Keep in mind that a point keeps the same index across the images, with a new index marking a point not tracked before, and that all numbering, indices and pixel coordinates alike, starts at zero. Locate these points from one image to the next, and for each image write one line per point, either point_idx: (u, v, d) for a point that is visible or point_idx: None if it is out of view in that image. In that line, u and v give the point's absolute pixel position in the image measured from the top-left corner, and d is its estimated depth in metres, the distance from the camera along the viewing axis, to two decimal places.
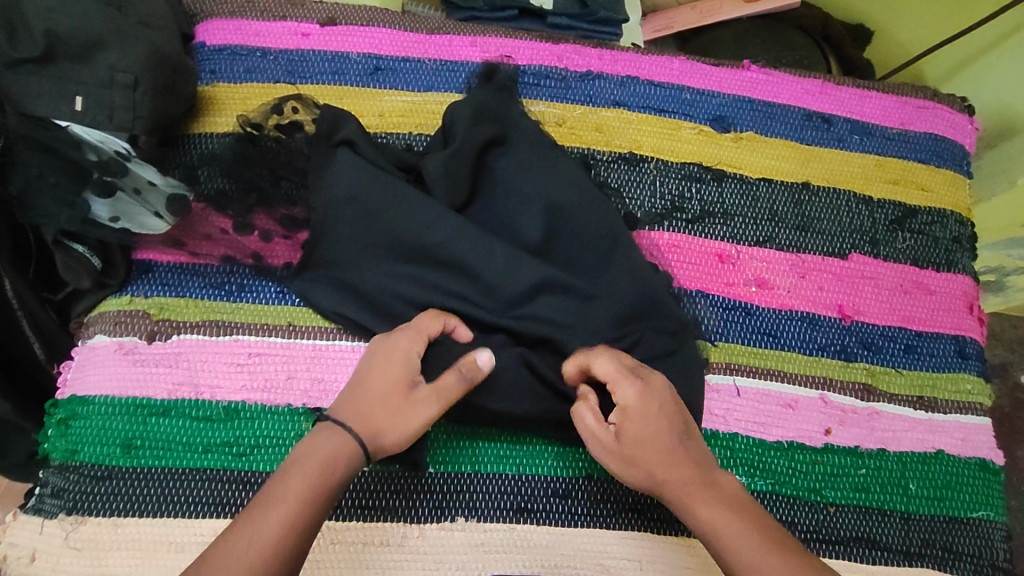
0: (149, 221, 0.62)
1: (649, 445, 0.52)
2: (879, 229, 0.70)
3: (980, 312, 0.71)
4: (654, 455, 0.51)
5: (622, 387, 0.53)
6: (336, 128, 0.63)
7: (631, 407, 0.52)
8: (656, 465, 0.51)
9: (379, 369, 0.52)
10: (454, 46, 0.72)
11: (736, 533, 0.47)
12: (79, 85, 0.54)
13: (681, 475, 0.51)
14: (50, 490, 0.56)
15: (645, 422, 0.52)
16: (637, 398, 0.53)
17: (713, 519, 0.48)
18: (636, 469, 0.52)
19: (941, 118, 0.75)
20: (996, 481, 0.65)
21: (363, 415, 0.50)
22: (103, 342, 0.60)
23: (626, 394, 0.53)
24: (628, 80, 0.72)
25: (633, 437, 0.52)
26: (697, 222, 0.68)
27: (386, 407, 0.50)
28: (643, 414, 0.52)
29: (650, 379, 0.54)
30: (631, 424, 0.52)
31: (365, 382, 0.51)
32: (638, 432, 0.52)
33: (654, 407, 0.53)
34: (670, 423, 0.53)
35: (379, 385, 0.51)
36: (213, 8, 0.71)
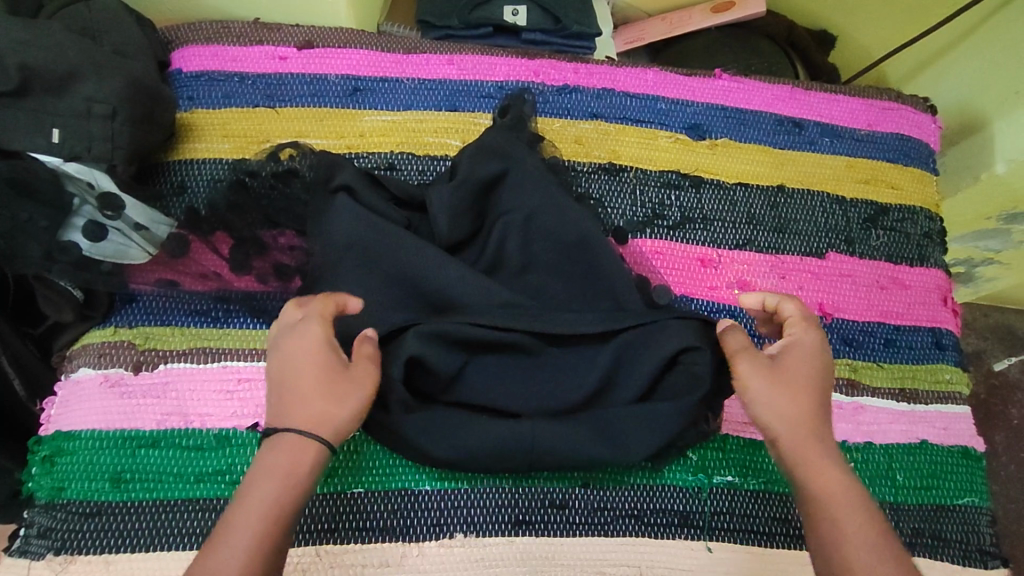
0: (129, 251, 0.60)
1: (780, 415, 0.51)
2: (854, 227, 0.72)
3: (954, 303, 0.73)
4: (810, 400, 0.52)
5: (808, 330, 0.55)
6: (333, 174, 0.63)
7: (806, 350, 0.54)
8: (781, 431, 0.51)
9: (294, 357, 0.50)
10: (432, 65, 0.72)
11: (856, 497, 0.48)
12: (55, 117, 0.56)
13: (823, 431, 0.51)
14: (36, 531, 0.55)
15: (805, 372, 0.53)
16: (811, 344, 0.54)
17: (835, 480, 0.48)
18: (784, 399, 0.51)
19: (905, 118, 0.78)
20: (979, 468, 0.67)
21: (310, 416, 0.48)
22: (88, 374, 0.59)
23: (810, 336, 0.55)
24: (604, 92, 0.74)
25: (788, 376, 0.52)
26: (679, 229, 0.69)
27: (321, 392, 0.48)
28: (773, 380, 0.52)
29: (815, 329, 0.55)
30: (798, 362, 0.53)
31: (290, 378, 0.49)
32: (791, 370, 0.53)
33: (815, 362, 0.54)
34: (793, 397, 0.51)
35: (307, 379, 0.49)
36: (188, 35, 0.71)
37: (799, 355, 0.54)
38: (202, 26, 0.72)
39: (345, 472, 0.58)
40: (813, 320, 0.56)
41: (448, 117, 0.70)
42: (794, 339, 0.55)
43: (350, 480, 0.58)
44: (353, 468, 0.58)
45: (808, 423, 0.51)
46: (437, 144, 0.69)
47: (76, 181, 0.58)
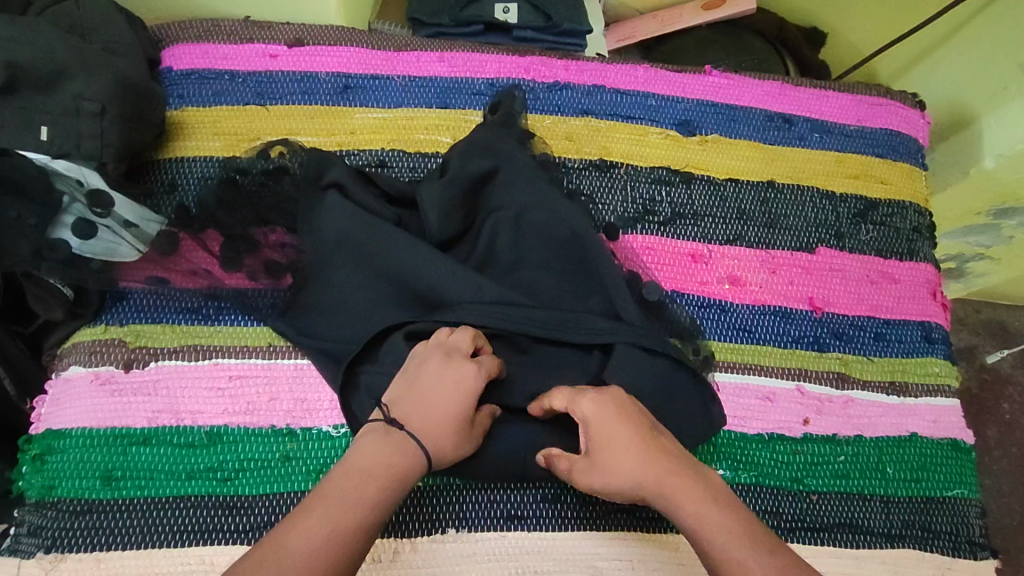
0: (121, 249, 0.60)
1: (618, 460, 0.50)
2: (843, 222, 0.73)
3: (943, 297, 0.74)
4: (645, 459, 0.50)
5: (586, 400, 0.52)
6: (323, 170, 0.63)
7: (595, 421, 0.52)
8: (628, 470, 0.50)
9: (448, 395, 0.51)
10: (423, 63, 0.72)
11: (725, 517, 0.47)
12: (44, 114, 0.56)
13: (669, 473, 0.50)
14: (27, 529, 0.55)
15: (621, 436, 0.51)
16: (597, 408, 0.52)
17: (699, 517, 0.48)
18: (623, 478, 0.50)
19: (894, 114, 0.79)
20: (968, 460, 0.67)
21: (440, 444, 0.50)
22: (78, 373, 0.59)
23: (588, 404, 0.52)
24: (595, 89, 0.74)
25: (607, 462, 0.51)
26: (669, 224, 0.69)
27: (455, 434, 0.51)
28: (602, 424, 0.52)
29: (613, 389, 0.54)
30: (603, 435, 0.51)
31: (434, 404, 0.51)
32: (602, 444, 0.51)
33: (618, 422, 0.51)
34: (633, 425, 0.52)
35: (447, 418, 0.51)
36: (179, 33, 0.71)
37: (597, 428, 0.51)
38: (192, 24, 0.71)
39: None
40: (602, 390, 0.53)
41: (440, 114, 0.70)
42: (585, 419, 0.52)
43: None
44: None
45: (653, 483, 0.49)
46: (429, 141, 0.69)
47: (66, 180, 0.59)
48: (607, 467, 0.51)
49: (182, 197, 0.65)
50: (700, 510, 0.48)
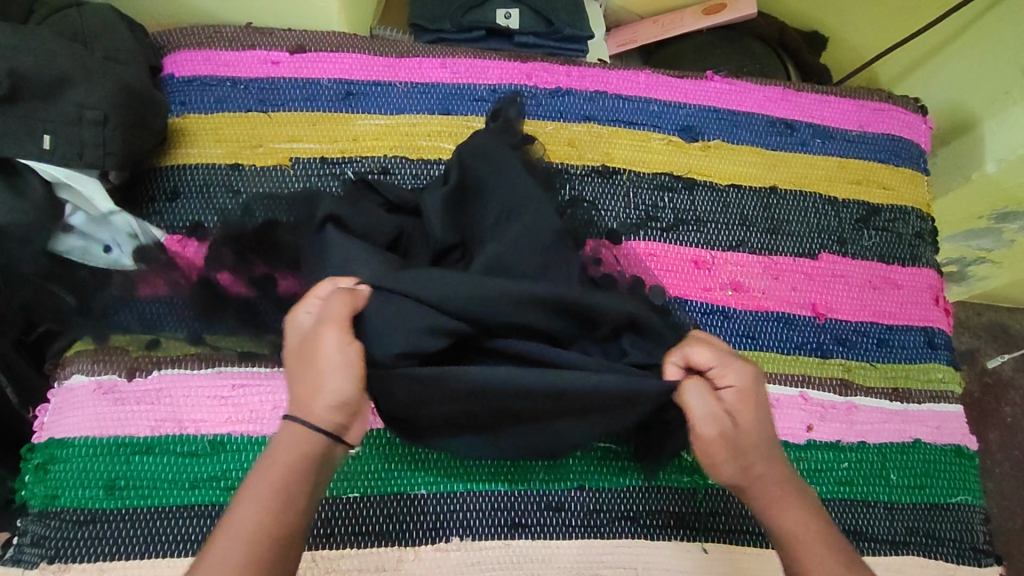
0: (121, 258, 0.60)
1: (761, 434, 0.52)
2: (846, 228, 0.73)
3: (946, 303, 0.74)
4: (763, 450, 0.53)
5: (731, 372, 0.53)
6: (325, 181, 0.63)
7: (745, 392, 0.52)
8: (757, 453, 0.52)
9: (295, 355, 0.50)
10: (425, 69, 0.72)
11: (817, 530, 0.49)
12: (45, 123, 0.56)
13: (780, 475, 0.52)
14: (30, 539, 0.55)
15: (757, 417, 0.53)
16: (746, 383, 0.53)
17: (797, 520, 0.50)
18: (733, 459, 0.52)
19: (896, 119, 0.79)
20: (972, 466, 0.67)
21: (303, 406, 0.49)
22: (81, 381, 0.58)
23: (734, 376, 0.53)
24: (597, 95, 0.74)
25: (737, 435, 0.52)
26: (672, 231, 0.69)
27: (301, 389, 0.49)
28: (746, 400, 0.52)
29: (757, 368, 0.54)
30: (739, 412, 0.52)
31: (297, 368, 0.49)
32: (741, 421, 0.52)
33: (757, 404, 0.53)
34: (769, 415, 0.53)
35: (304, 371, 0.49)
36: (180, 39, 0.71)
37: (740, 402, 0.52)
38: (194, 30, 0.71)
39: (340, 477, 0.58)
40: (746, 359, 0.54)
41: (442, 120, 0.70)
42: (732, 390, 0.52)
43: (345, 485, 0.57)
44: (348, 473, 0.58)
45: (760, 475, 0.52)
46: (431, 147, 0.69)
47: (71, 189, 0.59)
48: (731, 441, 0.52)
49: (184, 204, 0.65)
50: (794, 514, 0.50)
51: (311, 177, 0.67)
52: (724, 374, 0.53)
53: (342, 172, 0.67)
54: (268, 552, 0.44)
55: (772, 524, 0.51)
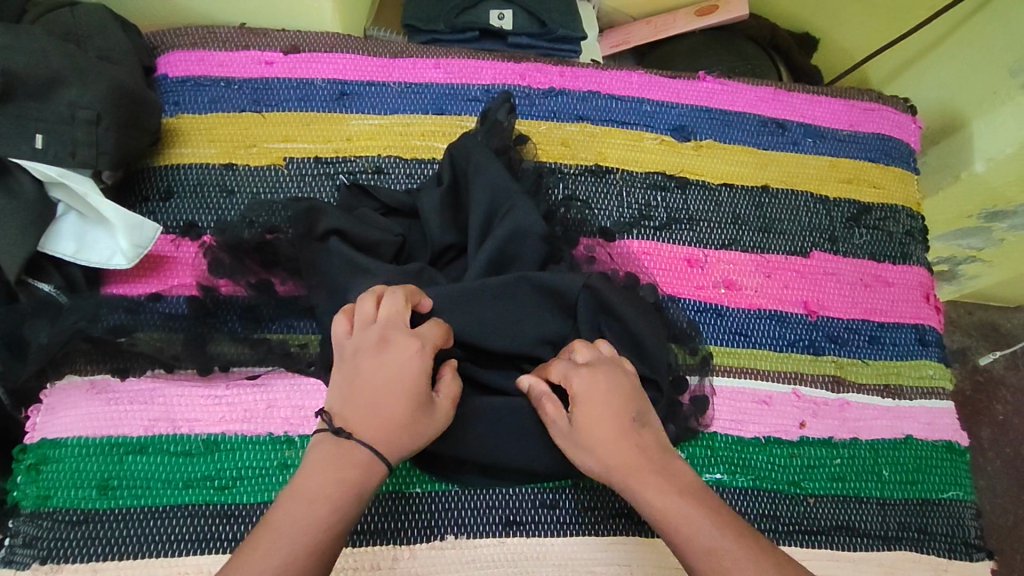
0: (114, 258, 0.60)
1: (607, 429, 0.52)
2: (837, 226, 0.73)
3: (936, 300, 0.74)
4: (625, 439, 0.51)
5: (578, 375, 0.53)
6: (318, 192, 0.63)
7: (585, 394, 0.53)
8: (611, 447, 0.51)
9: (383, 381, 0.50)
10: (419, 69, 0.73)
11: (696, 513, 0.47)
12: (39, 123, 0.56)
13: (641, 462, 0.50)
14: (21, 540, 0.55)
15: (606, 413, 0.52)
16: (591, 385, 0.53)
17: (671, 508, 0.48)
18: (598, 455, 0.51)
19: (887, 119, 0.79)
20: (963, 462, 0.68)
21: (389, 438, 0.49)
22: (73, 381, 0.58)
23: (579, 380, 0.53)
24: (590, 95, 0.74)
25: (585, 436, 0.52)
26: (665, 229, 0.70)
27: (389, 421, 0.49)
28: (591, 398, 0.52)
29: (604, 368, 0.54)
30: (586, 414, 0.52)
31: (377, 397, 0.50)
32: (589, 422, 0.52)
33: (602, 403, 0.52)
34: (622, 410, 0.52)
35: (391, 402, 0.50)
36: (173, 40, 0.71)
37: (583, 405, 0.52)
38: (188, 31, 0.72)
39: None
40: (595, 362, 0.54)
41: (435, 120, 0.70)
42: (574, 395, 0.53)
43: None
44: None
45: (624, 466, 0.50)
46: (425, 147, 0.69)
47: (64, 189, 0.58)
48: (591, 440, 0.52)
49: (178, 204, 0.65)
50: (664, 500, 0.48)
51: (304, 176, 0.67)
52: (573, 377, 0.53)
53: (336, 172, 0.67)
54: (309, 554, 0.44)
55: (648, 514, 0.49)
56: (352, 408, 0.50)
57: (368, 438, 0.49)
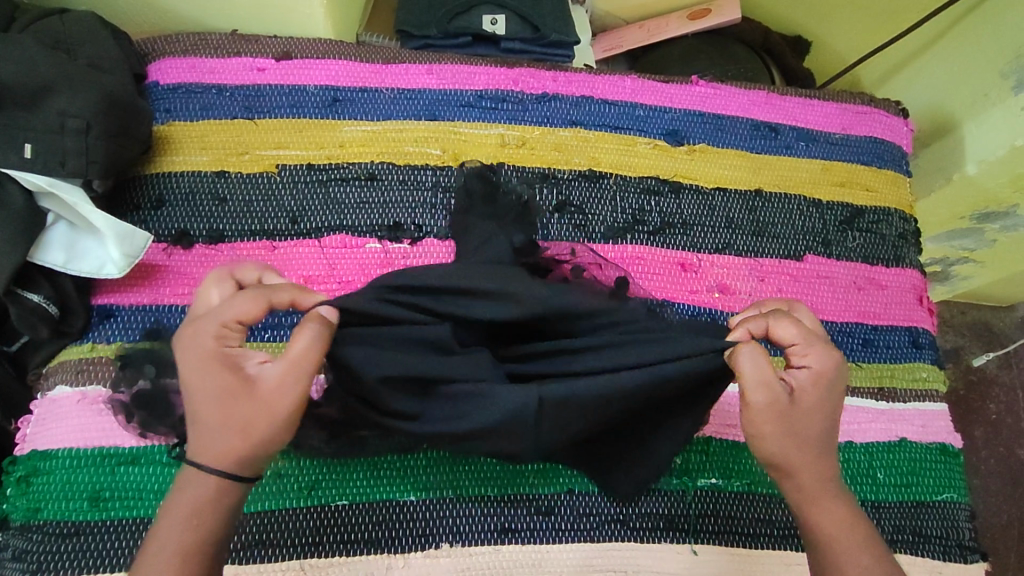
0: (107, 267, 0.59)
1: (814, 421, 0.49)
2: (830, 229, 0.73)
3: (929, 303, 0.75)
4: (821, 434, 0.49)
5: (814, 353, 0.50)
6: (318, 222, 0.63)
7: (810, 382, 0.49)
8: (800, 441, 0.49)
9: (193, 377, 0.46)
10: (411, 75, 0.73)
11: (856, 526, 0.49)
12: (27, 132, 0.56)
13: (821, 464, 0.49)
14: (11, 554, 0.54)
15: (825, 409, 0.50)
16: (824, 370, 0.49)
17: (834, 518, 0.49)
18: (784, 441, 0.49)
19: (878, 121, 0.80)
20: (957, 463, 0.68)
21: (210, 442, 0.45)
22: (65, 393, 0.58)
23: (816, 359, 0.50)
24: (583, 100, 0.74)
25: (797, 419, 0.49)
26: (658, 234, 0.70)
27: (203, 423, 0.45)
28: (818, 388, 0.49)
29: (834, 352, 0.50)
30: (806, 395, 0.49)
31: (190, 398, 0.46)
32: (810, 408, 0.49)
33: (831, 390, 0.50)
34: (832, 407, 0.50)
35: (202, 400, 0.45)
36: (165, 47, 0.71)
37: (814, 386, 0.49)
38: (179, 38, 0.71)
39: (329, 485, 0.57)
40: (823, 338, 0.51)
41: (428, 126, 0.70)
42: (808, 370, 0.50)
43: (334, 493, 0.57)
44: (336, 481, 0.57)
45: (806, 460, 0.49)
46: (418, 153, 0.69)
47: (54, 199, 0.58)
48: (778, 424, 0.49)
49: (170, 211, 0.65)
50: (828, 512, 0.49)
51: (297, 183, 0.67)
52: (807, 357, 0.50)
53: (329, 178, 0.67)
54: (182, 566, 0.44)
55: (810, 519, 0.49)
56: (186, 414, 0.47)
57: (194, 448, 0.46)
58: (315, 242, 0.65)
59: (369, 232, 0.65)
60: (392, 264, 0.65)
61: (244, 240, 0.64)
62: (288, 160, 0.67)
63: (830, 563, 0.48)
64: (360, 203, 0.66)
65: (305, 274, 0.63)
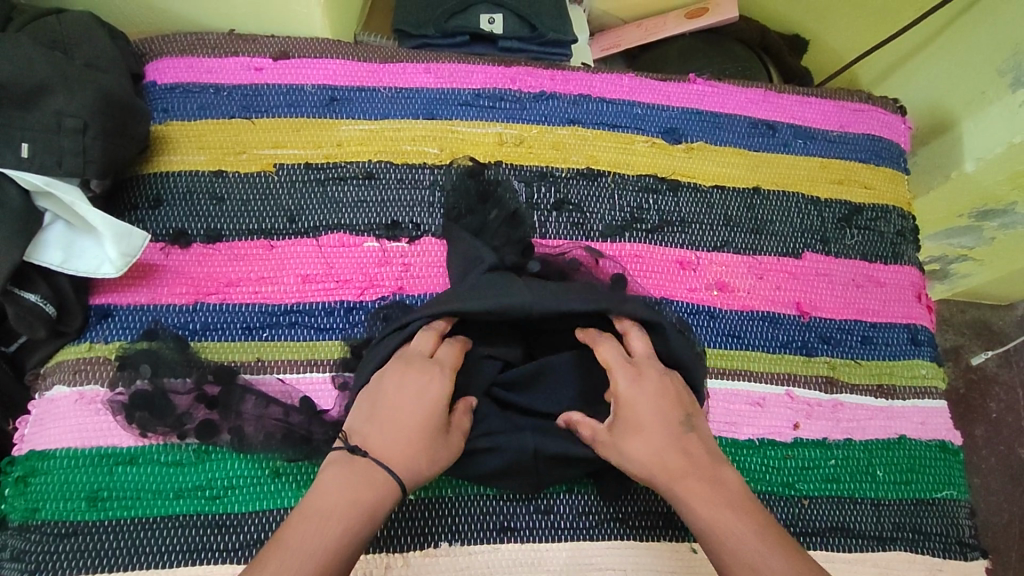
0: (104, 267, 0.59)
1: (650, 435, 0.52)
2: (829, 227, 0.73)
3: (928, 301, 0.74)
4: (660, 441, 0.52)
5: (621, 375, 0.54)
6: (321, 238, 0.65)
7: (629, 398, 0.54)
8: (646, 454, 0.52)
9: (409, 405, 0.52)
10: (409, 74, 0.73)
11: (730, 511, 0.49)
12: (24, 131, 0.56)
13: (680, 469, 0.51)
14: (9, 554, 0.54)
15: (654, 419, 0.53)
16: (634, 389, 0.54)
17: (709, 509, 0.49)
18: (631, 455, 0.52)
19: (876, 119, 0.80)
20: (956, 461, 0.68)
21: (403, 462, 0.50)
22: (63, 392, 0.58)
23: (621, 382, 0.54)
24: (581, 99, 0.74)
25: (630, 438, 0.53)
26: (656, 232, 0.70)
27: (406, 445, 0.51)
28: (639, 401, 0.53)
29: (648, 369, 0.55)
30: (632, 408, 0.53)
31: (397, 420, 0.51)
32: (639, 420, 0.53)
33: (656, 403, 0.54)
34: (668, 417, 0.53)
35: (412, 425, 0.51)
36: (162, 46, 0.71)
37: (635, 405, 0.53)
38: (176, 37, 0.71)
39: None
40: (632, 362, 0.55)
41: (426, 125, 0.70)
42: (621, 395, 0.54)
43: None
44: None
45: (662, 469, 0.51)
46: (416, 152, 0.69)
47: (51, 198, 0.58)
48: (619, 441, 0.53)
49: (168, 211, 0.65)
50: (711, 510, 0.49)
51: (295, 182, 0.66)
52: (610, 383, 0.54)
53: (327, 177, 0.67)
54: (341, 554, 0.45)
55: (695, 524, 0.50)
56: (375, 434, 0.51)
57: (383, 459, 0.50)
58: (312, 241, 0.64)
59: (367, 231, 0.65)
60: (390, 263, 0.65)
61: (242, 240, 0.64)
62: (287, 158, 0.67)
63: (723, 562, 0.48)
64: (357, 202, 0.66)
65: (302, 272, 0.63)
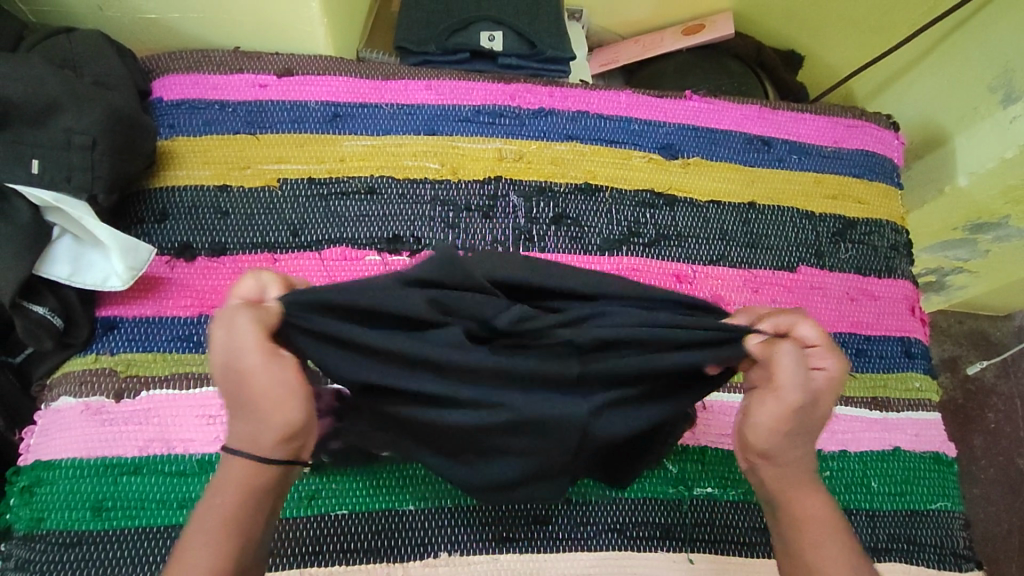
0: (112, 281, 0.60)
1: (806, 422, 0.49)
2: (823, 241, 0.75)
3: (922, 313, 0.75)
4: (806, 439, 0.50)
5: (832, 360, 0.48)
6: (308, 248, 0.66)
7: (820, 388, 0.48)
8: (787, 439, 0.49)
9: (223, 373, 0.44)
10: (410, 91, 0.74)
11: (833, 517, 0.50)
12: (35, 148, 0.57)
13: (807, 464, 0.50)
14: (15, 563, 0.55)
15: (816, 411, 0.49)
16: (819, 383, 0.48)
17: (817, 508, 0.50)
18: (778, 442, 0.49)
19: (870, 135, 0.81)
20: (951, 472, 0.69)
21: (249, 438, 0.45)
22: (68, 403, 0.59)
23: (835, 368, 0.48)
24: (579, 115, 0.76)
25: (785, 421, 0.48)
26: (653, 246, 0.71)
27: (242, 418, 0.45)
28: (816, 391, 0.48)
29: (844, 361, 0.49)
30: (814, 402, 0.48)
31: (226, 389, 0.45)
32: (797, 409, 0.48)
33: (827, 398, 0.49)
34: (820, 414, 0.49)
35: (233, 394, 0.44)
36: (169, 63, 0.73)
37: (822, 394, 0.48)
38: (183, 55, 0.73)
39: (328, 494, 0.58)
40: (834, 345, 0.49)
41: (427, 141, 0.72)
42: (824, 375, 0.48)
43: (334, 503, 0.58)
44: (335, 491, 0.58)
45: (796, 457, 0.50)
46: (417, 167, 0.70)
47: (60, 213, 0.59)
48: (772, 427, 0.48)
49: (173, 225, 0.66)
50: (818, 510, 0.50)
51: (298, 197, 0.68)
52: (820, 362, 0.48)
53: (329, 192, 0.68)
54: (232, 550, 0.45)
55: (799, 513, 0.50)
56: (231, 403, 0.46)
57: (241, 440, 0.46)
58: (315, 254, 0.66)
59: (368, 245, 0.67)
60: None
61: (246, 253, 0.65)
62: (290, 173, 0.69)
63: (806, 555, 0.49)
64: (359, 217, 0.68)
65: None
